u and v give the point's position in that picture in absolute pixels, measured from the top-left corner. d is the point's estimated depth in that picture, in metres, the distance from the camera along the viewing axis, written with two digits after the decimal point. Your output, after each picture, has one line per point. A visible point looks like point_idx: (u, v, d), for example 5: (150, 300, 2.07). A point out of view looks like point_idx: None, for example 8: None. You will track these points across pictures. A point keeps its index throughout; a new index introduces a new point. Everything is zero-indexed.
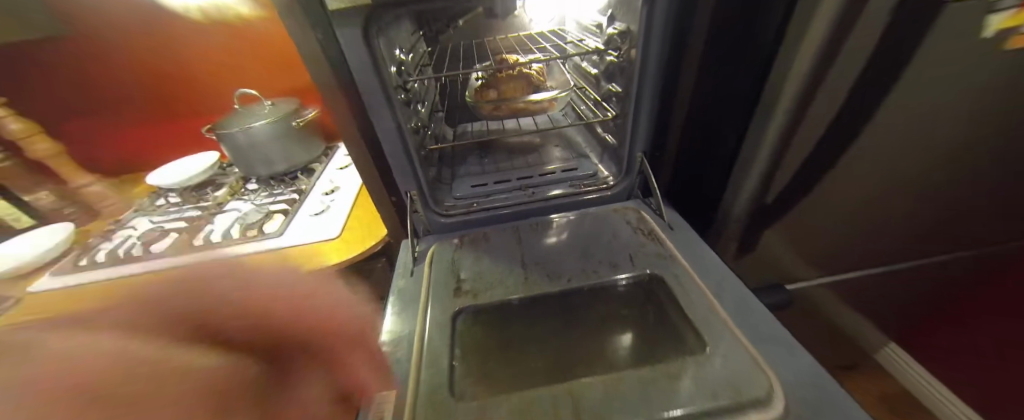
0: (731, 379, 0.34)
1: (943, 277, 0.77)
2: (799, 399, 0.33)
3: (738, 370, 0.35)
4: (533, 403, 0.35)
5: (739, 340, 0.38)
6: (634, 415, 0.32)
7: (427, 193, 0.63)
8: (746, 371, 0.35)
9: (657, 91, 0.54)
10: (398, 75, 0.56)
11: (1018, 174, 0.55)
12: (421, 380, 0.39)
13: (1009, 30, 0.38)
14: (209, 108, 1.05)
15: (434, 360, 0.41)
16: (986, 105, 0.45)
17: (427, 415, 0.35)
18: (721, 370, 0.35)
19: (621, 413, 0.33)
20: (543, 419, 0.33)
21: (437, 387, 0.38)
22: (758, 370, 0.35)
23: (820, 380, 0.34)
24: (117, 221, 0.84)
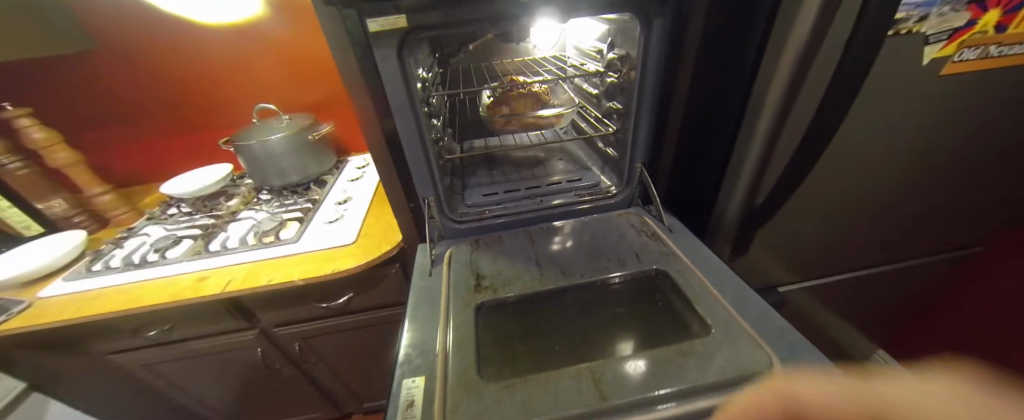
0: (734, 356, 0.38)
1: (913, 281, 0.84)
2: (795, 372, 0.37)
3: (740, 348, 0.39)
4: (556, 380, 0.38)
5: (739, 324, 0.42)
6: (649, 387, 0.36)
7: (443, 200, 0.68)
8: (747, 349, 0.39)
9: (654, 106, 0.61)
10: (422, 90, 0.61)
11: (969, 182, 0.63)
12: (449, 364, 0.42)
13: (943, 58, 0.45)
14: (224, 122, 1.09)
15: (460, 347, 0.43)
16: (935, 122, 0.52)
17: (458, 394, 0.38)
18: (724, 348, 0.39)
19: (638, 386, 0.36)
20: (567, 392, 0.37)
21: (465, 369, 0.40)
22: (758, 348, 0.39)
23: (813, 357, 0.38)
24: (129, 229, 0.85)
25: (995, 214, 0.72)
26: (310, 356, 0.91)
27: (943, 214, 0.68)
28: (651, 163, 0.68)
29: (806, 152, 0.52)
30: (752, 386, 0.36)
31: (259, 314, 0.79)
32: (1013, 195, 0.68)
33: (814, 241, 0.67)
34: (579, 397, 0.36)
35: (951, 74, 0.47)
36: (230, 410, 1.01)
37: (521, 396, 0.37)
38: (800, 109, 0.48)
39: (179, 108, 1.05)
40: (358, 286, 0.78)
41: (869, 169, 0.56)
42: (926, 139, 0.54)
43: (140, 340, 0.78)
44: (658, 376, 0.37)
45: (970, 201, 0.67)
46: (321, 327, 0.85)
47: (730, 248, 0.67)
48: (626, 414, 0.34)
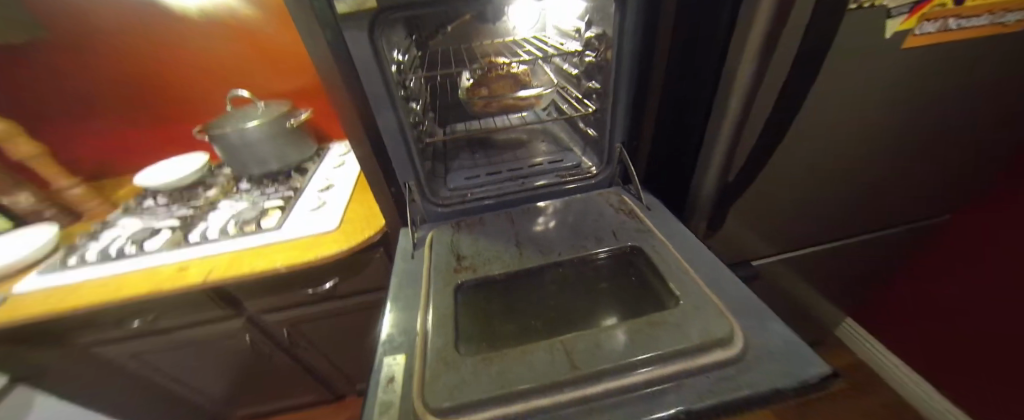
0: (700, 324, 0.40)
1: (879, 251, 0.89)
2: (753, 337, 0.39)
3: (706, 318, 0.41)
4: (532, 352, 0.40)
5: (707, 295, 0.44)
6: (619, 355, 0.38)
7: (424, 184, 0.68)
8: (711, 317, 0.41)
9: (632, 84, 0.61)
10: (398, 73, 0.60)
11: (929, 155, 0.66)
12: (429, 342, 0.43)
13: (904, 32, 0.47)
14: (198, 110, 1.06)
15: (441, 324, 0.45)
16: (896, 96, 0.54)
17: (437, 369, 0.39)
18: (691, 317, 0.41)
19: (608, 354, 0.38)
20: (541, 362, 0.39)
21: (445, 346, 0.42)
22: (721, 316, 0.41)
23: (770, 321, 0.41)
24: (104, 223, 0.84)
25: (955, 185, 0.75)
26: (299, 343, 0.92)
27: (905, 185, 0.71)
28: (630, 142, 0.69)
29: (772, 128, 0.53)
30: (714, 351, 0.38)
31: (244, 302, 0.79)
32: (971, 166, 0.72)
33: (786, 215, 0.69)
34: (551, 367, 0.38)
35: (913, 47, 0.49)
36: (222, 398, 1.02)
37: (498, 370, 0.38)
38: (769, 86, 0.49)
39: (148, 97, 1.01)
40: (343, 272, 0.79)
41: (833, 143, 0.58)
42: (886, 112, 0.56)
43: (124, 332, 0.78)
44: (628, 345, 0.39)
45: (930, 172, 0.70)
46: (308, 314, 0.85)
47: (705, 223, 0.69)
48: (596, 380, 0.36)
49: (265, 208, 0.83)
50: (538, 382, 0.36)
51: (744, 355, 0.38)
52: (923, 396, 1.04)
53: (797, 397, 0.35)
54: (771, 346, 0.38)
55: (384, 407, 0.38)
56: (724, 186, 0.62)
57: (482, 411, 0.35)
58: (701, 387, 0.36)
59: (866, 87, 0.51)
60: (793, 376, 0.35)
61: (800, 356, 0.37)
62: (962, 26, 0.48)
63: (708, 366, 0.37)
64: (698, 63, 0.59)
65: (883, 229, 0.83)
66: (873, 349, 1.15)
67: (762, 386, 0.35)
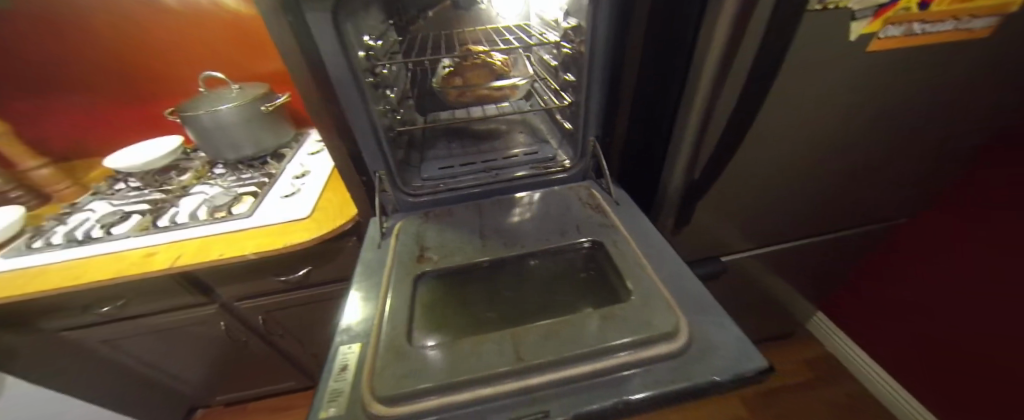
0: (649, 319, 0.41)
1: (846, 249, 0.91)
2: (698, 334, 0.40)
3: (655, 313, 0.42)
4: (481, 342, 0.41)
5: (660, 291, 0.45)
6: (566, 349, 0.38)
7: (395, 173, 0.67)
8: (661, 312, 0.42)
9: (604, 78, 0.60)
10: (366, 59, 0.59)
11: (895, 157, 0.67)
12: (383, 333, 0.44)
13: (870, 35, 0.46)
14: (170, 91, 1.04)
15: (396, 316, 0.45)
16: (861, 98, 0.54)
17: (388, 358, 0.40)
18: (641, 312, 0.42)
19: (555, 348, 0.39)
20: (488, 352, 0.39)
21: (399, 336, 0.43)
22: (671, 311, 0.42)
23: (717, 317, 0.42)
24: (72, 205, 0.82)
25: (920, 187, 0.76)
26: (275, 328, 0.93)
27: (870, 185, 0.72)
28: (603, 136, 0.69)
29: (736, 127, 0.54)
30: (659, 345, 0.39)
31: (216, 288, 0.79)
32: (937, 169, 0.73)
33: (749, 211, 0.71)
34: (498, 358, 0.38)
35: (877, 50, 0.48)
36: (199, 380, 1.03)
37: (445, 359, 0.39)
38: (732, 85, 0.49)
39: (120, 76, 0.99)
40: (315, 259, 0.79)
41: (796, 142, 0.59)
42: (850, 114, 0.56)
43: (94, 316, 0.78)
44: (578, 337, 0.40)
45: (895, 173, 0.71)
46: (282, 300, 0.85)
47: (674, 219, 0.70)
48: (540, 372, 0.37)
49: (239, 194, 0.82)
50: (484, 372, 0.37)
51: (687, 349, 0.39)
52: (881, 387, 1.09)
53: (732, 389, 0.37)
54: (714, 341, 0.40)
55: (335, 395, 0.39)
56: (691, 182, 0.62)
57: (428, 399, 0.36)
58: (641, 381, 0.37)
59: (830, 88, 0.52)
60: (730, 370, 0.37)
61: (739, 350, 0.38)
62: (926, 32, 0.47)
63: (650, 360, 0.38)
64: (672, 58, 0.58)
65: (851, 228, 0.84)
66: (838, 342, 1.19)
67: (699, 378, 0.36)
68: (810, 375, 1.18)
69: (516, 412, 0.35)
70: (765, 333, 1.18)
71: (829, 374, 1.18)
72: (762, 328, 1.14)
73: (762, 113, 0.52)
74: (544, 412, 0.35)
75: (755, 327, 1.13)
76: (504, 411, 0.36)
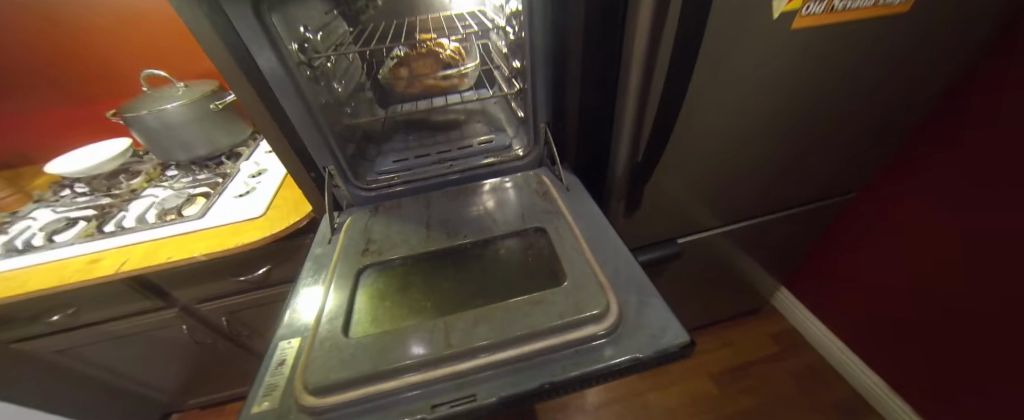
0: (578, 302, 0.42)
1: (803, 226, 0.93)
2: (626, 313, 0.42)
3: (585, 295, 0.43)
4: (413, 330, 0.41)
5: (594, 274, 0.46)
6: (495, 335, 0.39)
7: (345, 168, 0.66)
8: (592, 294, 0.43)
9: (548, 64, 0.59)
10: (301, 52, 0.59)
11: (833, 134, 0.69)
12: (320, 328, 0.44)
13: (791, 13, 0.47)
14: (106, 92, 1.00)
15: (334, 311, 0.45)
16: (791, 77, 0.56)
17: (321, 352, 0.40)
18: (572, 297, 0.43)
19: (485, 333, 0.40)
20: (419, 341, 0.40)
21: (335, 330, 0.43)
22: (602, 293, 0.43)
23: (646, 296, 0.44)
24: (15, 214, 0.80)
25: (862, 161, 0.79)
26: (241, 329, 0.92)
27: (812, 161, 0.74)
28: (554, 122, 0.68)
29: (669, 108, 0.54)
30: (586, 326, 0.40)
31: (172, 291, 0.78)
32: (877, 144, 0.75)
33: (697, 191, 0.73)
34: (428, 346, 0.39)
35: (801, 27, 0.49)
36: (169, 385, 1.02)
37: (377, 350, 0.39)
38: (659, 66, 0.50)
39: (59, 77, 0.95)
40: (272, 258, 0.78)
41: (732, 120, 0.60)
42: (781, 91, 0.58)
43: (45, 325, 0.76)
44: (508, 322, 0.41)
45: (836, 148, 0.73)
46: (243, 301, 0.85)
47: (624, 203, 0.72)
48: (468, 357, 0.38)
49: (191, 196, 0.80)
50: (414, 361, 0.38)
51: (614, 329, 0.40)
52: (836, 356, 1.14)
53: (656, 365, 0.38)
54: (641, 319, 0.41)
55: (267, 391, 0.39)
56: (633, 165, 0.64)
57: (357, 389, 0.37)
58: (568, 362, 0.38)
59: (757, 65, 0.53)
60: (652, 347, 0.38)
61: (664, 327, 0.40)
62: (849, 7, 0.49)
63: (577, 341, 0.39)
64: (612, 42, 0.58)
65: (802, 204, 0.87)
66: (799, 315, 1.24)
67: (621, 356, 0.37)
68: (774, 349, 1.22)
69: (444, 397, 0.36)
70: (732, 310, 1.22)
71: (792, 346, 1.23)
72: (729, 305, 1.18)
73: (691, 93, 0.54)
74: (470, 396, 0.36)
75: (721, 305, 1.16)
76: (432, 396, 0.37)
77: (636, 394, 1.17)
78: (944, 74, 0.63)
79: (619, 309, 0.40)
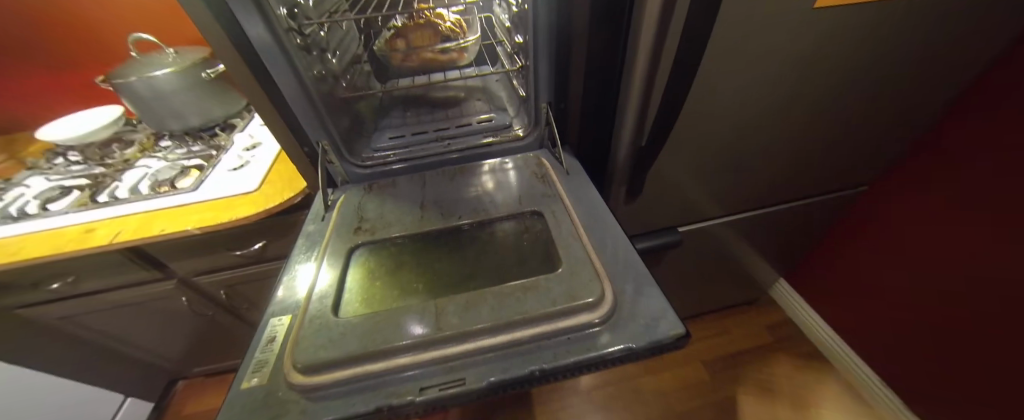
0: (571, 290, 0.41)
1: (809, 217, 0.91)
2: (622, 302, 0.41)
3: (580, 282, 0.42)
4: (403, 312, 0.41)
5: (590, 260, 0.45)
6: (487, 320, 0.39)
7: (340, 144, 0.64)
8: (587, 282, 0.42)
9: (552, 39, 0.56)
10: (290, 18, 0.56)
11: (848, 123, 0.66)
12: (310, 307, 0.43)
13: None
14: (93, 60, 0.97)
15: (325, 291, 0.45)
16: (809, 61, 0.53)
17: (311, 330, 0.40)
18: (566, 284, 0.42)
19: (476, 318, 0.39)
20: (409, 323, 0.39)
21: (325, 309, 0.42)
22: (597, 281, 0.42)
23: (644, 284, 0.43)
24: (9, 181, 0.79)
25: (876, 153, 0.76)
26: (240, 303, 0.93)
27: (823, 152, 0.72)
28: (557, 102, 0.65)
29: (677, 90, 0.52)
30: (580, 314, 0.39)
31: (168, 263, 0.78)
32: (893, 135, 0.72)
33: (701, 179, 0.71)
34: (418, 328, 0.39)
35: (823, 7, 0.46)
36: (172, 353, 1.05)
37: (367, 330, 0.39)
38: (669, 44, 0.47)
39: (45, 40, 0.92)
40: (268, 233, 0.77)
41: (743, 105, 0.57)
42: (798, 76, 0.55)
43: (45, 293, 0.77)
44: (500, 308, 0.40)
45: (849, 139, 0.70)
46: (240, 275, 0.85)
47: (626, 189, 0.70)
48: (458, 342, 0.38)
49: (184, 168, 0.79)
50: (405, 342, 0.37)
51: (608, 318, 0.39)
52: (829, 346, 1.15)
53: (649, 355, 0.38)
54: (636, 308, 0.40)
55: (257, 368, 0.39)
56: (636, 149, 0.62)
57: (346, 369, 0.37)
58: (559, 350, 0.37)
59: (773, 46, 0.50)
60: (646, 337, 0.37)
61: (660, 318, 0.39)
62: None
63: (570, 329, 0.38)
64: (620, 17, 0.55)
65: (808, 196, 0.85)
66: (796, 305, 1.25)
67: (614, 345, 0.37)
68: (767, 339, 1.23)
69: (433, 380, 0.36)
70: (730, 299, 1.22)
71: (787, 335, 1.24)
72: (727, 295, 1.18)
73: (700, 74, 0.51)
74: (460, 380, 0.36)
75: (719, 294, 1.16)
76: (422, 378, 0.36)
77: (629, 378, 1.19)
78: (971, 62, 0.59)
79: (614, 298, 0.39)
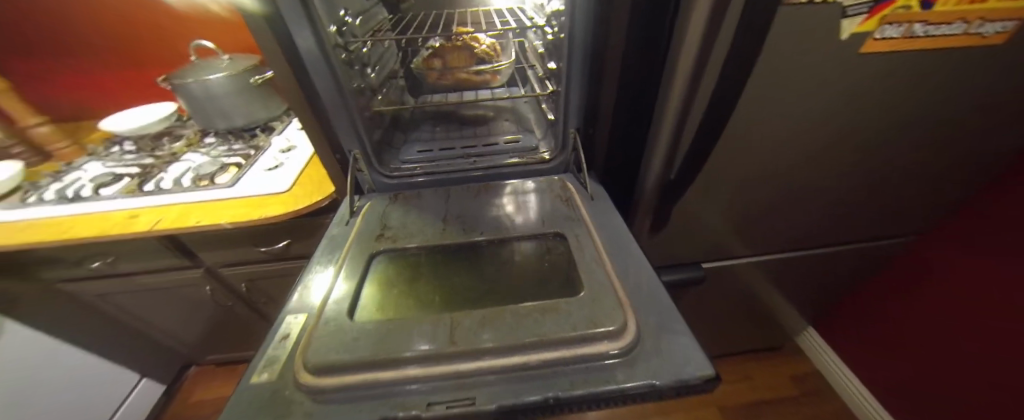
0: (592, 317, 0.40)
1: (844, 265, 0.86)
2: (647, 335, 0.39)
3: (601, 309, 0.41)
4: (418, 323, 0.40)
5: (613, 287, 0.44)
6: (502, 340, 0.38)
7: (370, 154, 0.67)
8: (610, 310, 0.41)
9: (585, 67, 0.57)
10: (338, 34, 0.59)
11: (891, 170, 0.63)
12: (327, 309, 0.43)
13: (862, 35, 0.43)
14: (160, 63, 1.06)
15: (341, 295, 0.45)
16: (851, 105, 0.51)
17: (326, 332, 0.40)
18: (588, 311, 0.41)
19: (491, 337, 0.38)
20: (422, 336, 0.39)
21: (341, 313, 0.43)
22: (620, 309, 0.41)
23: (670, 318, 0.41)
24: (70, 164, 0.86)
25: (920, 203, 0.72)
26: (259, 298, 0.95)
27: (864, 199, 0.68)
28: (586, 128, 0.65)
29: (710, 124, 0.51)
30: (599, 343, 0.38)
31: (198, 253, 0.81)
32: (941, 186, 0.68)
33: (729, 215, 0.68)
34: (429, 337, 0.39)
35: (869, 52, 0.45)
36: (190, 341, 1.08)
37: (381, 336, 0.39)
38: (705, 79, 0.47)
39: (121, 43, 1.01)
40: (294, 233, 0.80)
41: (779, 144, 0.56)
42: (838, 120, 0.53)
43: (84, 271, 0.82)
44: (517, 328, 0.39)
45: (892, 187, 0.67)
46: (263, 270, 0.87)
47: (651, 219, 0.69)
48: (470, 358, 0.37)
49: (224, 164, 0.83)
50: (419, 353, 0.37)
51: (629, 350, 0.38)
52: (864, 407, 1.06)
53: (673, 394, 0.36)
54: (661, 342, 0.38)
55: (269, 361, 0.39)
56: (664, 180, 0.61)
57: (355, 373, 0.37)
58: (576, 378, 0.36)
59: (814, 87, 0.49)
60: (674, 376, 0.35)
61: (689, 356, 0.37)
62: (930, 34, 0.44)
63: (588, 357, 0.37)
64: (655, 51, 0.55)
65: (844, 244, 0.80)
66: (826, 358, 1.16)
67: (636, 378, 0.35)
68: (793, 392, 1.15)
69: (441, 396, 0.35)
70: (752, 343, 1.15)
71: (815, 390, 1.15)
72: (748, 338, 1.12)
73: (736, 110, 0.50)
74: (468, 398, 0.35)
75: (740, 336, 1.10)
76: (430, 393, 0.36)
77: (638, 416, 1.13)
78: None
79: (639, 329, 0.38)
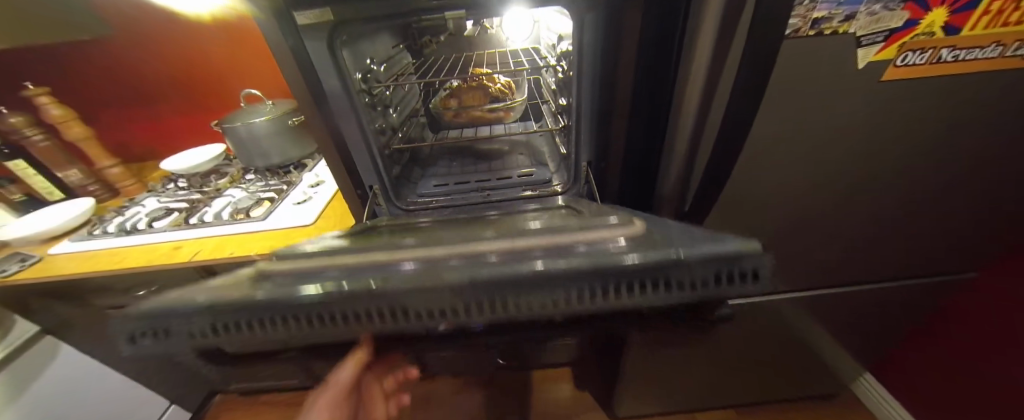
0: (593, 224, 0.39)
1: (902, 306, 0.77)
2: (658, 232, 0.36)
3: (604, 221, 0.40)
4: (409, 240, 0.41)
5: (616, 214, 0.44)
6: (497, 237, 0.37)
7: (388, 188, 0.70)
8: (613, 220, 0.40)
9: (595, 103, 0.58)
10: (364, 81, 0.65)
11: (939, 202, 0.58)
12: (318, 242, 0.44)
13: (882, 63, 0.41)
14: (213, 108, 1.19)
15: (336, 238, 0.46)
16: (879, 134, 0.48)
17: (314, 248, 0.40)
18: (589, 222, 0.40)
19: (485, 237, 0.37)
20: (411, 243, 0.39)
21: (334, 242, 0.43)
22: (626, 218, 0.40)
23: (680, 226, 0.39)
24: (132, 200, 0.96)
25: (982, 238, 0.65)
26: None
27: (911, 232, 0.62)
28: (598, 161, 0.65)
29: (724, 156, 0.50)
30: (604, 233, 0.35)
31: None
32: (1004, 218, 0.61)
33: None
34: (422, 242, 0.38)
35: (892, 80, 0.43)
36: None
37: (374, 244, 0.39)
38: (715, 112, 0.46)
39: (184, 92, 1.15)
40: None
41: (803, 175, 0.53)
42: (867, 149, 0.50)
43: (132, 298, 0.88)
44: (514, 233, 0.38)
45: (945, 219, 0.60)
46: None
47: None
48: (462, 246, 0.36)
49: (260, 199, 0.90)
50: (412, 246, 0.37)
51: (638, 237, 0.34)
52: None
53: (711, 272, 0.31)
54: (671, 235, 0.35)
55: (235, 273, 0.37)
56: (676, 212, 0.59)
57: (331, 261, 0.35)
58: (580, 253, 0.32)
59: (836, 114, 0.46)
60: (701, 246, 0.31)
61: (722, 239, 0.33)
62: (961, 59, 0.41)
63: (592, 240, 0.34)
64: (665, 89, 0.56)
65: (896, 279, 0.72)
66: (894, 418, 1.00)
67: (654, 247, 0.31)
68: None
69: (421, 270, 0.32)
70: (799, 390, 1.03)
71: None
72: (794, 384, 1.00)
73: (751, 141, 0.49)
74: (452, 271, 0.31)
75: (784, 382, 0.99)
76: (410, 269, 0.32)
77: None
78: None
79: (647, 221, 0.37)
